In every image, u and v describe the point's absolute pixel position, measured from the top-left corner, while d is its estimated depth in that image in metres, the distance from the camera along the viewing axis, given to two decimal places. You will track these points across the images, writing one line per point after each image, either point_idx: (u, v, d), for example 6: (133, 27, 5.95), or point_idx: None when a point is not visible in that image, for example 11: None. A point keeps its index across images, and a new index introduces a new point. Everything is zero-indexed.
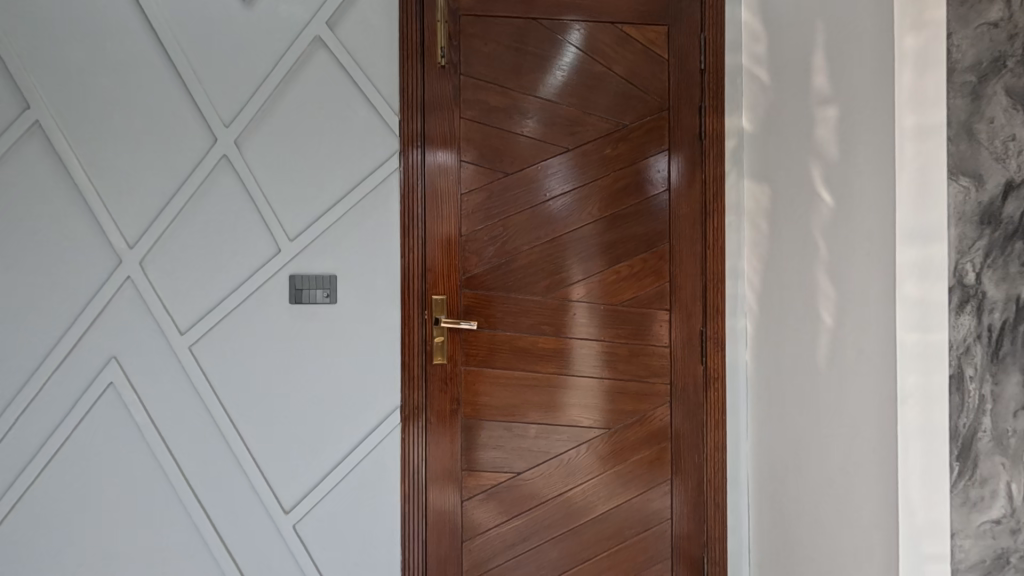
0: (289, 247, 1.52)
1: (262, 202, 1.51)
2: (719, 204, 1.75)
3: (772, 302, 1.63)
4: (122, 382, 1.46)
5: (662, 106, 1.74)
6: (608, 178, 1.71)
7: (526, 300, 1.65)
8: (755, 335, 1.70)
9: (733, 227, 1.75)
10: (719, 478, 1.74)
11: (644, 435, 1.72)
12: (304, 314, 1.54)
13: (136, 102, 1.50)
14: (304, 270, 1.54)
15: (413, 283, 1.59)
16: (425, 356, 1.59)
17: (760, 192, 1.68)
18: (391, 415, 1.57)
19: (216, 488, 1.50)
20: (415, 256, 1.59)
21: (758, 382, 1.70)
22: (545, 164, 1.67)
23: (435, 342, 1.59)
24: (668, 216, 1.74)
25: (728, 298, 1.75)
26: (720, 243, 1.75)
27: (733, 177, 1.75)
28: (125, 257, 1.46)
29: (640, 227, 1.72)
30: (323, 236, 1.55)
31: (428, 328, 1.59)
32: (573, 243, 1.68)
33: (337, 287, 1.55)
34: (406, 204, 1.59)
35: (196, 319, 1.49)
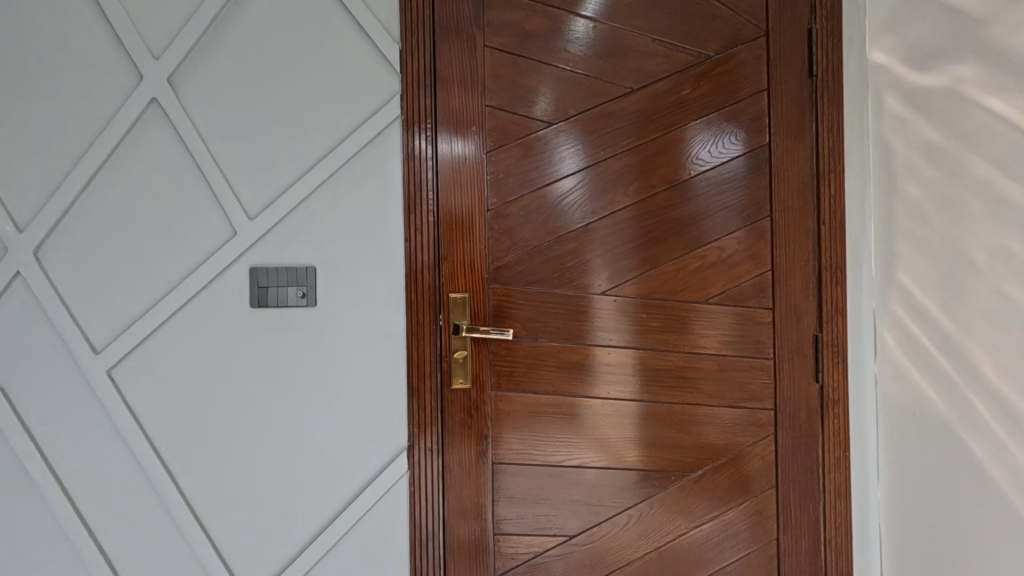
0: (248, 228, 1.07)
1: (208, 164, 1.07)
2: (839, 162, 1.28)
3: (928, 298, 1.15)
4: (14, 422, 1.04)
5: (759, 31, 1.27)
6: (680, 132, 1.24)
7: (578, 298, 1.20)
8: (891, 340, 1.24)
9: (855, 195, 1.28)
10: (843, 538, 1.27)
11: (741, 480, 1.25)
12: (272, 322, 1.10)
13: (29, 25, 1.06)
14: (269, 260, 1.09)
15: (423, 276, 1.14)
16: (442, 378, 1.14)
17: (899, 142, 1.21)
18: (395, 460, 1.13)
19: (151, 566, 1.07)
20: (424, 240, 1.14)
21: (896, 406, 1.23)
22: (597, 111, 1.21)
23: (455, 360, 1.14)
24: (741, 194, 1.26)
25: (851, 290, 1.28)
26: (840, 215, 1.28)
27: (854, 125, 1.28)
28: (14, 245, 1.04)
29: (701, 201, 1.25)
30: (294, 212, 1.10)
31: (445, 338, 1.14)
32: (642, 219, 1.23)
33: (318, 283, 1.11)
34: (411, 169, 1.14)
35: (118, 330, 1.06)
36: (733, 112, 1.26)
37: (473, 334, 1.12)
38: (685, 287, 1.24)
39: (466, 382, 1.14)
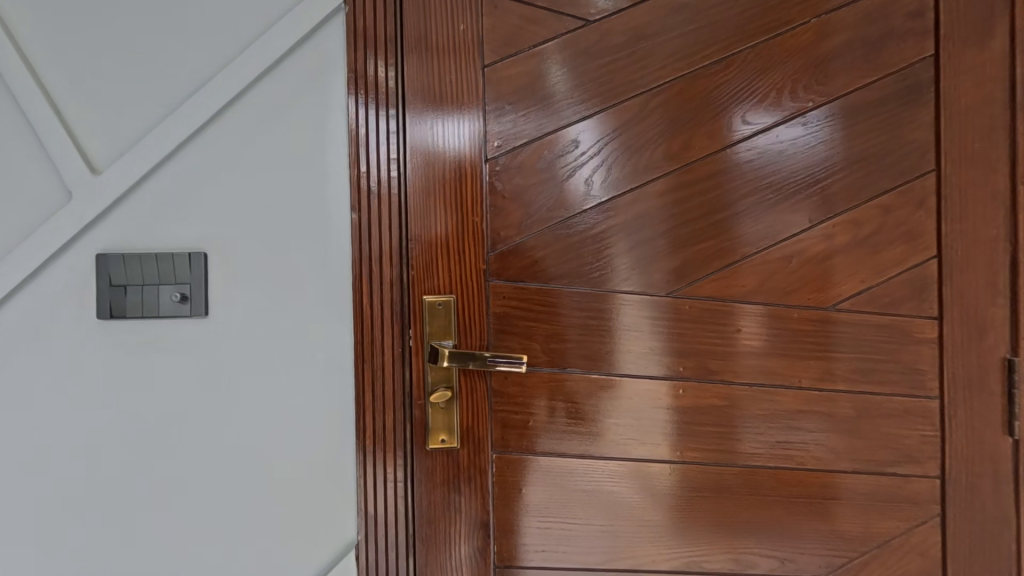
0: (88, 190, 0.65)
1: (28, 88, 0.66)
2: None
3: None
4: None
5: None
6: (792, 36, 0.78)
7: (631, 302, 0.76)
8: None
9: None
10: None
11: None
12: (135, 343, 0.68)
13: None
14: (128, 244, 0.67)
15: (383, 269, 0.71)
16: (412, 432, 0.71)
17: None
18: (337, 563, 0.70)
19: None
20: (382, 211, 0.71)
21: None
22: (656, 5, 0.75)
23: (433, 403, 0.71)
24: (875, 140, 0.79)
25: None
26: None
27: None
28: None
29: (805, 157, 0.78)
30: (167, 164, 0.68)
31: (418, 368, 0.71)
32: (731, 177, 0.77)
33: (208, 280, 0.68)
34: (362, 93, 0.70)
35: None
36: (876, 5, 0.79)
37: (463, 365, 0.68)
38: (801, 284, 0.79)
39: (450, 439, 0.71)
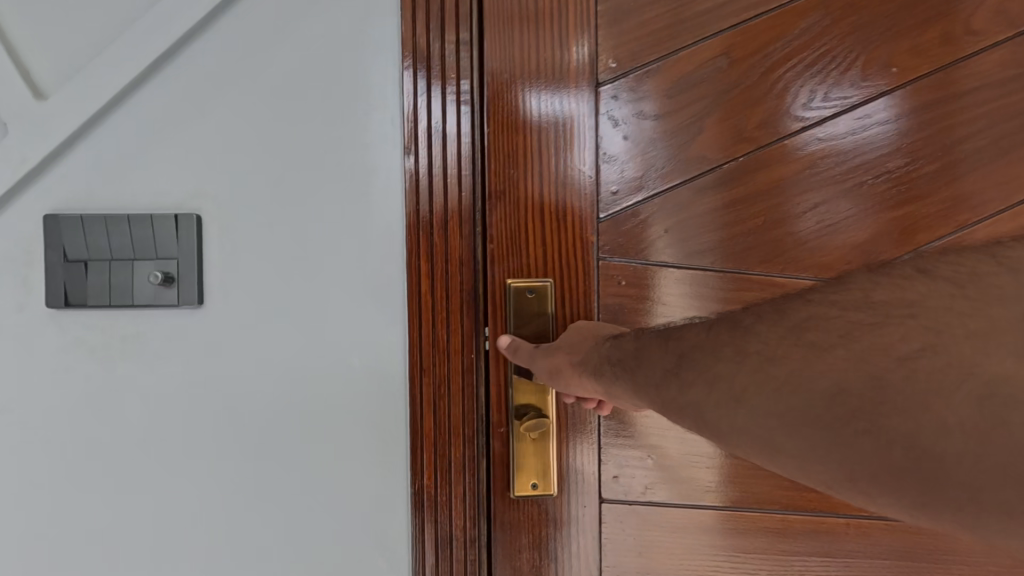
0: (33, 125, 0.45)
1: None
2: None
3: None
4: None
5: None
6: None
7: (790, 289, 0.56)
8: None
9: None
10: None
11: None
12: (105, 344, 0.49)
13: None
14: (92, 203, 0.47)
15: (451, 240, 0.50)
16: (491, 470, 0.51)
17: None
18: None
19: None
20: (448, 159, 0.50)
21: None
22: None
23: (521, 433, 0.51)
24: None
25: None
26: None
27: None
28: None
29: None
30: (141, 89, 0.47)
31: (499, 380, 0.51)
32: (930, 117, 0.56)
33: (203, 257, 0.48)
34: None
35: None
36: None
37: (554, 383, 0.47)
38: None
39: (545, 483, 0.51)
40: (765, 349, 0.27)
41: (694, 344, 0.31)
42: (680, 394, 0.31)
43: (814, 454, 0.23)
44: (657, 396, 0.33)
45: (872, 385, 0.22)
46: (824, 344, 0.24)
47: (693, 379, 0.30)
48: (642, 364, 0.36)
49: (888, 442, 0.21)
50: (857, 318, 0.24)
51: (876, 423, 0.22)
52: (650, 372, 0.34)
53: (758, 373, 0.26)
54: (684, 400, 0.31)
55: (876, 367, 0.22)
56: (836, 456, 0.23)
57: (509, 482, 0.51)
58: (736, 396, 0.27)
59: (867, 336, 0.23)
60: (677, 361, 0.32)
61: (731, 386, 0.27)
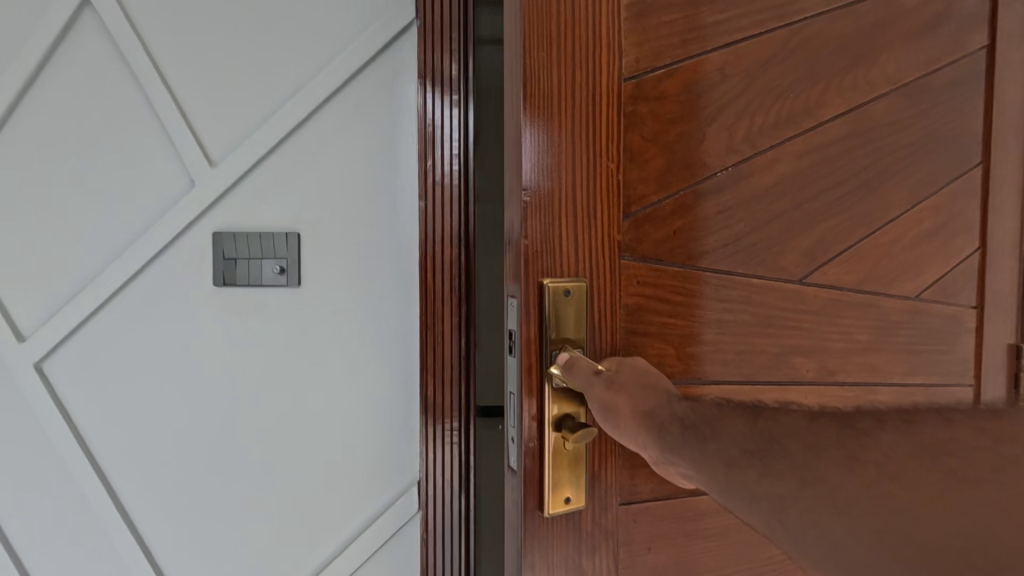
0: (206, 179, 0.77)
1: (159, 92, 0.76)
2: None
3: None
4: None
5: None
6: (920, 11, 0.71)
7: (782, 290, 0.63)
8: None
9: None
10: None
11: None
12: (245, 308, 0.79)
13: None
14: (243, 223, 0.78)
15: (445, 252, 0.77)
16: (527, 464, 0.49)
17: None
18: (398, 500, 0.81)
19: None
20: (445, 183, 0.77)
21: None
22: None
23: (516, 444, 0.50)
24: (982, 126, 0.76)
25: None
26: None
27: None
28: None
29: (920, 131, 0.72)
30: (268, 161, 0.78)
31: (531, 386, 0.50)
32: (870, 141, 0.68)
33: (303, 256, 0.79)
34: (430, 73, 0.76)
35: (49, 313, 0.79)
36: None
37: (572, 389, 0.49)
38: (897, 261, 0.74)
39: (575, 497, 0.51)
40: (883, 459, 0.29)
41: (787, 431, 0.34)
42: (757, 481, 0.34)
43: (881, 556, 0.27)
44: (719, 471, 0.37)
45: (976, 507, 0.26)
46: (965, 472, 0.27)
47: (780, 467, 0.33)
48: (712, 435, 0.38)
49: (968, 556, 0.25)
50: (970, 441, 0.27)
51: (975, 544, 0.25)
52: (711, 450, 0.38)
53: (869, 484, 0.29)
54: (760, 489, 0.33)
55: (943, 484, 0.27)
56: (894, 551, 0.27)
57: (541, 501, 0.49)
58: (818, 477, 0.31)
59: (963, 454, 0.27)
60: (760, 445, 0.35)
61: (828, 485, 0.30)
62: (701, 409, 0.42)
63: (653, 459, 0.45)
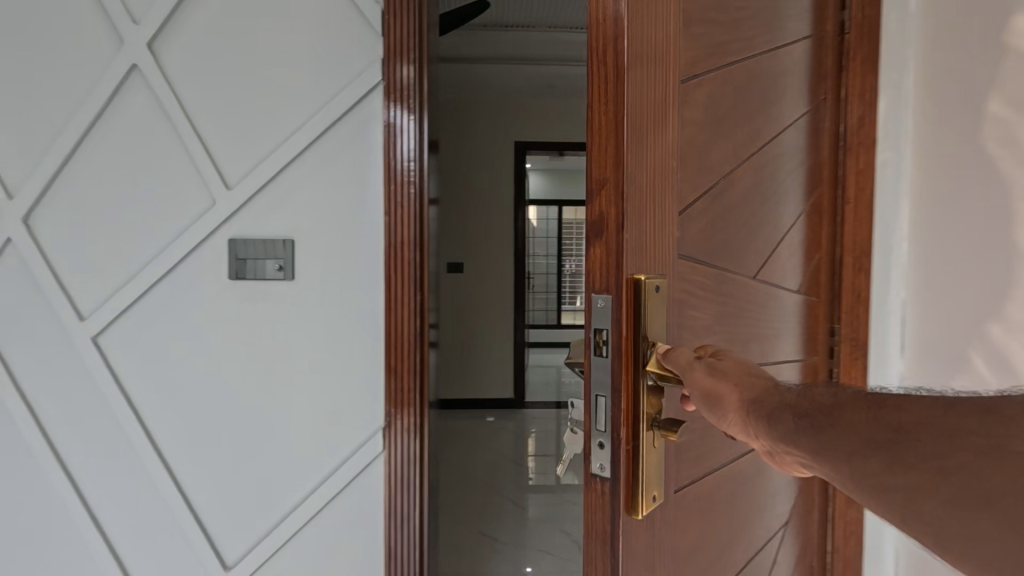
0: (223, 197, 1.01)
1: (189, 133, 1.01)
2: (870, 133, 1.02)
3: (964, 258, 0.90)
4: (7, 385, 1.04)
5: None
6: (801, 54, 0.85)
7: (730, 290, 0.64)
8: (920, 316, 0.98)
9: (886, 171, 1.01)
10: (857, 552, 1.05)
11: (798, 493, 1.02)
12: (250, 296, 1.03)
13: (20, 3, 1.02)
14: (250, 230, 1.03)
15: (404, 254, 1.02)
16: (619, 466, 0.44)
17: (934, 91, 0.95)
18: (367, 442, 1.04)
19: (136, 534, 1.04)
20: (405, 203, 1.02)
21: (925, 382, 0.98)
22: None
23: (599, 451, 0.45)
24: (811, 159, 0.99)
25: (876, 265, 1.03)
26: (865, 193, 1.02)
27: (893, 85, 1.00)
28: (5, 211, 1.02)
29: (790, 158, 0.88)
30: (270, 185, 1.02)
31: (625, 382, 0.44)
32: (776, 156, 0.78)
33: (296, 255, 1.03)
34: (393, 120, 1.01)
35: (104, 299, 1.03)
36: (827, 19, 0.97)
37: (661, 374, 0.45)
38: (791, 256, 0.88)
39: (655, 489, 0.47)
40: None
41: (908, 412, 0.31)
42: (883, 473, 0.30)
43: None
44: (839, 459, 0.33)
45: None
46: None
47: (905, 458, 0.29)
48: (833, 418, 0.35)
49: None
50: None
51: None
52: (841, 438, 0.33)
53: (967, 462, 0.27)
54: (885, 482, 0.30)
55: None
56: None
57: (632, 502, 0.44)
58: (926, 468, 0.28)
59: None
60: (883, 432, 0.31)
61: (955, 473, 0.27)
62: (815, 397, 0.38)
63: (768, 452, 0.41)
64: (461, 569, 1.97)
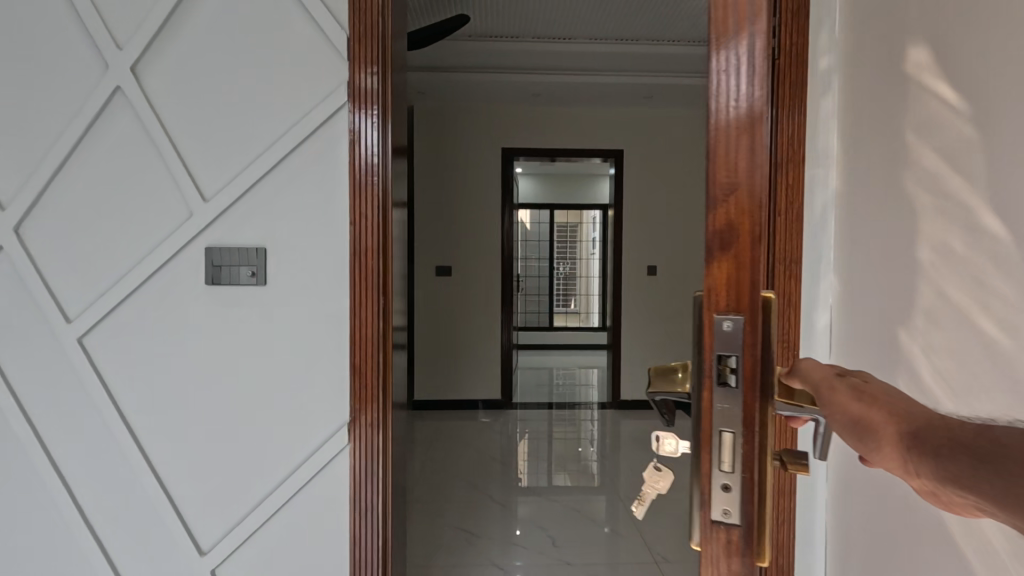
0: (199, 209, 1.09)
1: (168, 151, 1.09)
2: (797, 152, 1.11)
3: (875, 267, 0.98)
4: None
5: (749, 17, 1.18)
6: None
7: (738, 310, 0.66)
8: (842, 320, 1.07)
9: (815, 187, 1.11)
10: (788, 539, 1.13)
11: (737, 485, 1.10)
12: (225, 300, 1.12)
13: (12, 30, 1.10)
14: (224, 240, 1.11)
15: (368, 261, 1.11)
16: (753, 512, 0.38)
17: (853, 113, 1.04)
18: (333, 436, 1.12)
19: (119, 521, 1.13)
20: (369, 214, 1.10)
21: None
22: None
23: (724, 495, 0.39)
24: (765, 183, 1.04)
25: (807, 274, 1.12)
26: (796, 208, 1.11)
27: (821, 109, 1.09)
28: None
29: None
30: (244, 198, 1.11)
31: (751, 412, 0.38)
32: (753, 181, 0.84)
33: (267, 263, 1.12)
34: (357, 139, 1.09)
35: (89, 303, 1.11)
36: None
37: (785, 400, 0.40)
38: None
39: None
40: None
41: None
42: None
43: None
44: None
45: None
46: None
47: None
48: None
49: None
50: None
51: None
52: None
53: None
54: None
55: None
56: None
57: (760, 547, 0.39)
58: None
59: None
60: None
61: None
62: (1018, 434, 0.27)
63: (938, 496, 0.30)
64: (438, 562, 2.05)
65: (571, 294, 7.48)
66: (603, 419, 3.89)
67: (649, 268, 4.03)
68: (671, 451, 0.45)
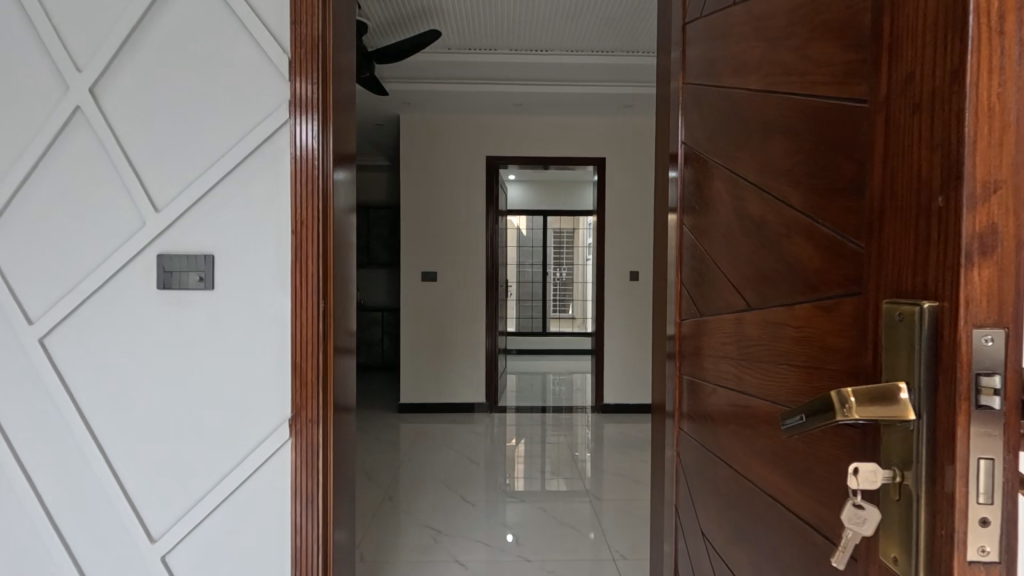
0: (151, 218, 1.18)
1: (124, 165, 1.18)
2: None
3: None
4: None
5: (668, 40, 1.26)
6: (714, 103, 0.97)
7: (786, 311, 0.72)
8: None
9: None
10: None
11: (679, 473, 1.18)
12: (177, 303, 1.20)
13: None
14: (175, 248, 1.20)
15: (309, 265, 1.18)
16: (1013, 543, 0.39)
17: None
18: (276, 431, 1.20)
19: (77, 508, 1.21)
20: (310, 221, 1.18)
21: None
22: (761, 34, 0.80)
23: (983, 531, 0.39)
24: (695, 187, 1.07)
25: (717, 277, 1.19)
26: None
27: None
28: None
29: (724, 187, 0.93)
30: (194, 209, 1.20)
31: (1010, 436, 0.39)
32: (746, 190, 0.84)
33: (215, 269, 1.20)
34: (299, 150, 1.17)
35: (51, 306, 1.20)
36: (690, 68, 1.11)
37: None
38: (717, 271, 0.96)
39: None
40: None
41: None
42: None
43: None
44: None
45: None
46: None
47: None
48: None
49: None
50: None
51: None
52: None
53: None
54: None
55: None
56: None
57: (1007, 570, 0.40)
58: None
59: None
60: None
61: None
62: None
63: None
64: (404, 557, 2.12)
65: (565, 299, 7.56)
66: (586, 423, 3.95)
67: (631, 273, 4.11)
68: (876, 481, 0.46)
